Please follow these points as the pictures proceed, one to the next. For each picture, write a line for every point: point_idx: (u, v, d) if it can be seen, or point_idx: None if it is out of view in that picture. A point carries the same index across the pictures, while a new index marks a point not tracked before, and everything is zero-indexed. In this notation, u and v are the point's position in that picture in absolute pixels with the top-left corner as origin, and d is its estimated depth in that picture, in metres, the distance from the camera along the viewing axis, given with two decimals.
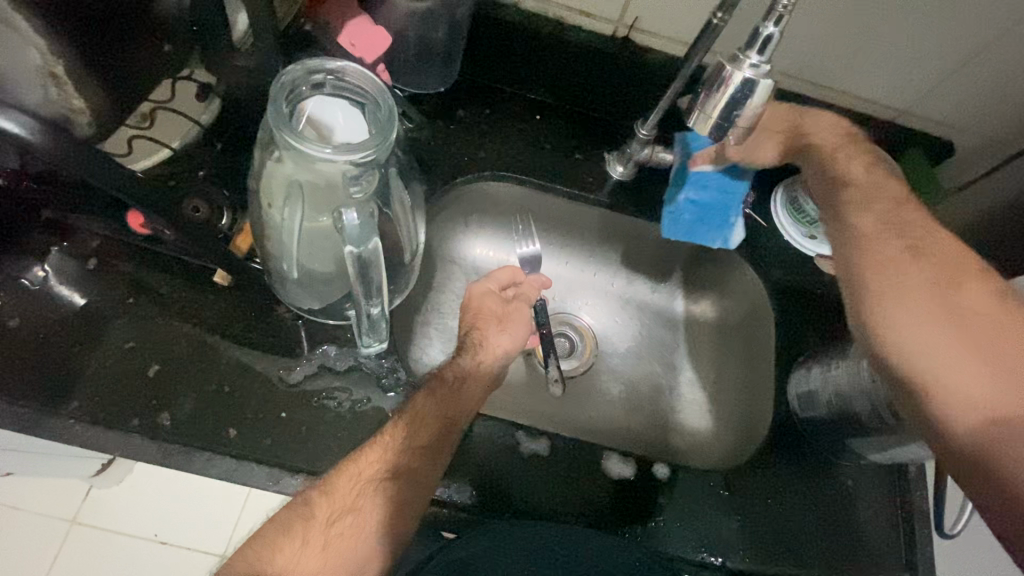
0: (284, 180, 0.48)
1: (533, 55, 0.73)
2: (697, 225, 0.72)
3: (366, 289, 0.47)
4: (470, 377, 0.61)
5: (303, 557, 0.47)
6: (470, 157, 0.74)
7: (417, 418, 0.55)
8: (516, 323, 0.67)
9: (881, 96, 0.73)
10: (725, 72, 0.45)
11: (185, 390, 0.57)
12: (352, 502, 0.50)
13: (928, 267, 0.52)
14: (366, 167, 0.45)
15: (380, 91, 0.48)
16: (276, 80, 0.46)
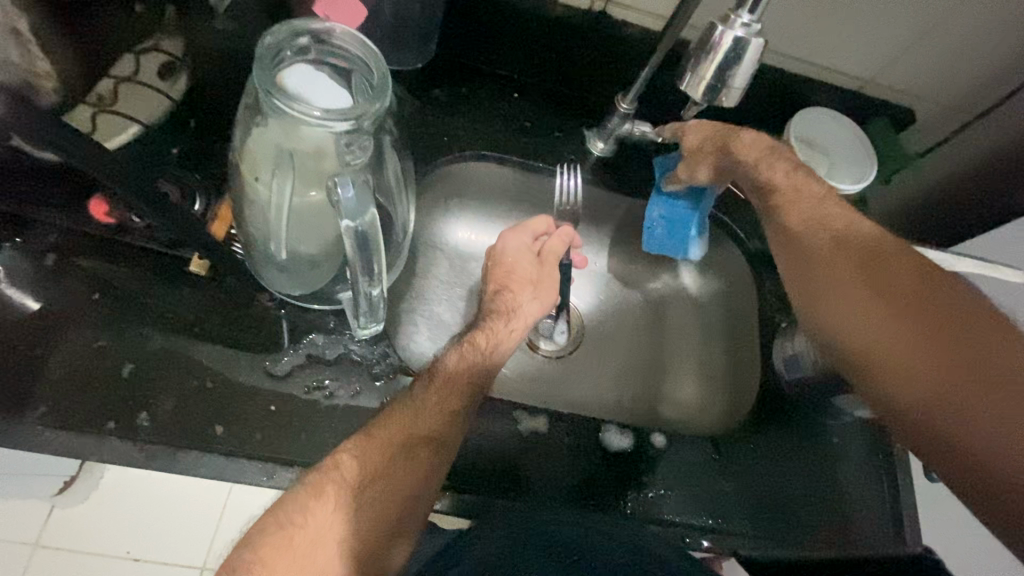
0: (270, 152, 0.46)
1: (513, 30, 0.72)
2: (671, 243, 0.73)
3: (365, 264, 0.45)
4: (500, 343, 0.62)
5: (334, 523, 0.47)
6: (451, 136, 0.73)
7: (449, 383, 0.56)
8: (548, 287, 0.69)
9: (852, 65, 0.74)
10: (716, 34, 0.45)
11: (165, 388, 0.54)
12: (383, 466, 0.50)
13: (852, 259, 0.57)
14: (359, 133, 0.44)
15: (372, 58, 0.46)
16: (259, 43, 0.44)
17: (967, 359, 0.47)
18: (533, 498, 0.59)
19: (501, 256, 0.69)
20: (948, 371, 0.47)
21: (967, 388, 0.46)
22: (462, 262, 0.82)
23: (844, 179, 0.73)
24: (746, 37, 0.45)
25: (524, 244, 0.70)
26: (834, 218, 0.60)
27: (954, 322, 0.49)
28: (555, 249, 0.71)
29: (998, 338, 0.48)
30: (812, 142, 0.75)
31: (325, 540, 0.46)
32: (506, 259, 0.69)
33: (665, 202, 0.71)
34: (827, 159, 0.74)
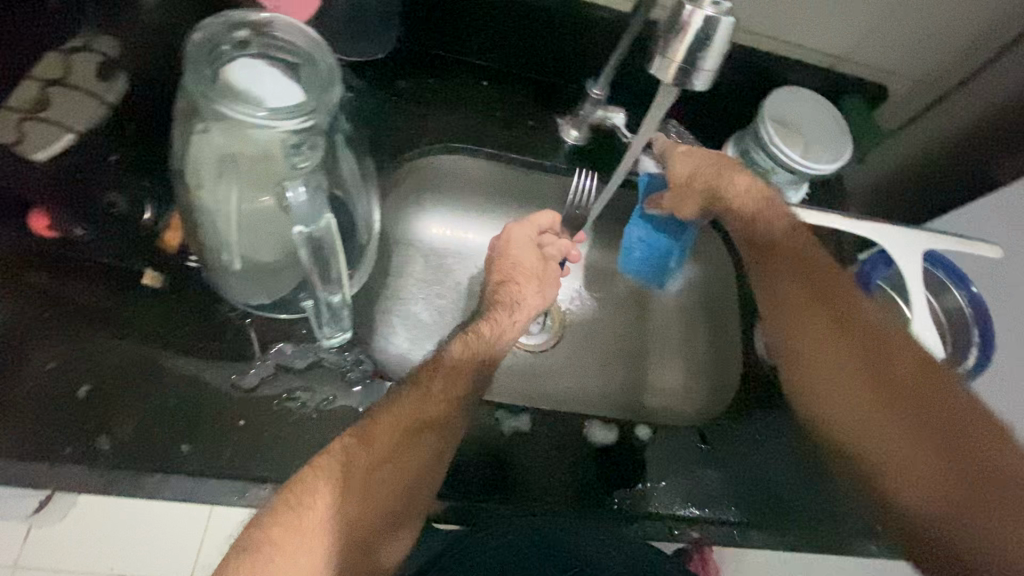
0: (213, 159, 0.43)
1: (477, 16, 0.70)
2: (644, 262, 0.72)
3: (321, 273, 0.43)
4: (504, 333, 0.63)
5: (342, 504, 0.47)
6: (419, 129, 0.70)
7: (457, 370, 0.56)
8: (550, 283, 0.71)
9: (824, 42, 0.73)
10: (686, 12, 0.43)
11: (125, 408, 0.51)
12: (390, 450, 0.51)
13: (853, 347, 0.58)
14: (307, 133, 0.41)
15: (315, 47, 0.44)
16: (191, 38, 0.41)
17: (963, 466, 0.51)
18: (520, 498, 0.58)
19: (507, 248, 0.69)
20: (946, 482, 0.51)
21: (963, 503, 0.50)
22: (438, 259, 0.80)
23: (822, 158, 0.72)
24: (716, 16, 0.44)
25: (529, 238, 0.71)
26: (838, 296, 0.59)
27: (953, 425, 0.52)
28: (556, 250, 0.72)
29: (994, 437, 0.51)
30: (787, 121, 0.74)
31: (330, 524, 0.46)
32: (511, 252, 0.69)
33: (643, 223, 0.69)
34: (802, 139, 0.73)
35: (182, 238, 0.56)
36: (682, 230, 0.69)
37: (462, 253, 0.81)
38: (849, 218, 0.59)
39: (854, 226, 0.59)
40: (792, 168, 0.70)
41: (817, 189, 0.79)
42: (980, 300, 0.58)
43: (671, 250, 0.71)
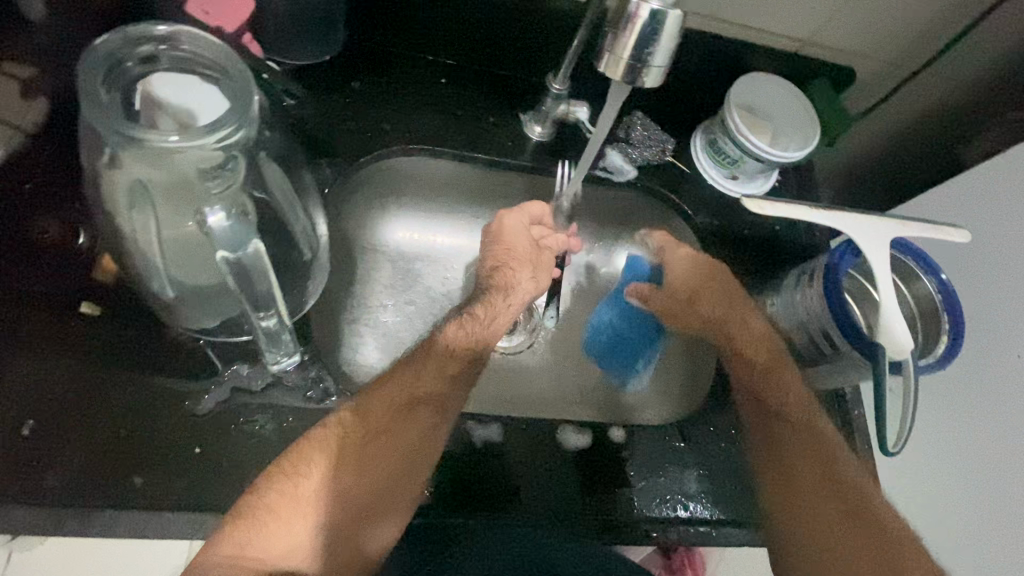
0: (128, 184, 0.41)
1: (425, 12, 0.67)
2: (610, 357, 0.76)
3: (254, 299, 0.41)
4: (499, 317, 0.63)
5: (339, 473, 0.50)
6: (374, 132, 0.67)
7: (451, 354, 0.58)
8: (545, 270, 0.69)
9: (788, 30, 0.70)
10: (632, 7, 0.42)
11: (72, 443, 0.49)
12: (385, 425, 0.53)
13: (862, 535, 0.55)
14: (227, 152, 0.39)
15: (226, 58, 0.41)
16: (87, 55, 0.38)
17: None
18: (496, 509, 0.56)
19: (499, 235, 0.67)
20: None
21: None
22: (405, 264, 0.78)
23: (789, 146, 0.72)
24: (662, 9, 0.42)
25: (522, 226, 0.68)
26: (845, 476, 0.59)
27: None
28: (551, 241, 0.70)
29: None
30: (755, 108, 0.73)
31: (325, 491, 0.49)
32: (503, 239, 0.67)
33: (617, 309, 0.76)
34: (769, 126, 0.72)
35: (117, 266, 0.53)
36: (655, 335, 0.75)
37: (430, 255, 0.79)
38: (818, 209, 0.56)
39: (823, 215, 0.56)
40: (760, 157, 0.69)
41: (787, 176, 0.77)
42: (950, 286, 0.57)
43: (638, 351, 0.75)
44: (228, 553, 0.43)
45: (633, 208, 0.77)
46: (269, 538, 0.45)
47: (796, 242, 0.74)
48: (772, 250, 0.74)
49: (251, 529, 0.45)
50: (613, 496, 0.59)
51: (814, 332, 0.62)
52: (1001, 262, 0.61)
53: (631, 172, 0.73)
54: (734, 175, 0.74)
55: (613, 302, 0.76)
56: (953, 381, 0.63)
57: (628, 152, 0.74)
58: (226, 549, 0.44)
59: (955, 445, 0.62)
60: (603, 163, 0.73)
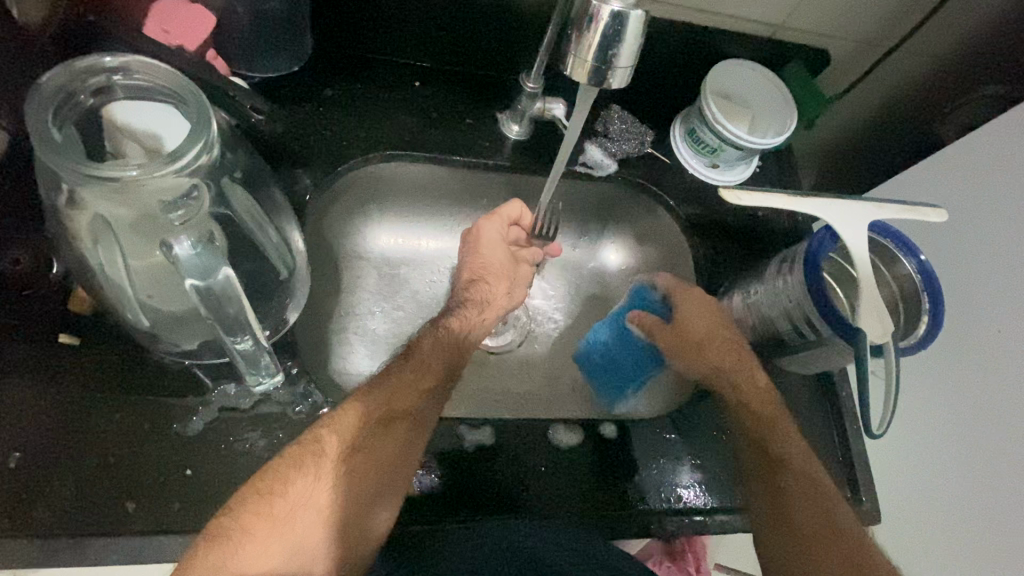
0: (93, 219, 0.41)
1: (390, 16, 0.66)
2: (603, 381, 0.73)
3: (227, 325, 0.42)
4: (474, 329, 0.65)
5: (315, 490, 0.49)
6: (349, 140, 0.66)
7: (425, 362, 0.59)
8: (521, 283, 0.70)
9: (760, 14, 0.70)
10: (593, 7, 0.41)
11: (59, 475, 0.49)
12: (356, 442, 0.52)
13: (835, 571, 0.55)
14: (189, 181, 0.39)
15: (178, 85, 0.41)
16: (37, 93, 0.37)
17: None
18: (491, 511, 0.56)
19: (477, 246, 0.68)
20: None
21: None
22: (391, 270, 0.77)
23: (768, 131, 0.72)
24: (624, 10, 0.42)
25: (499, 234, 0.69)
26: (824, 514, 0.58)
27: None
28: (528, 252, 0.72)
29: None
30: (732, 95, 0.73)
31: (301, 508, 0.48)
32: (480, 251, 0.68)
33: (616, 333, 0.71)
34: (748, 112, 0.72)
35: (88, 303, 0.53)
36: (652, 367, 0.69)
37: (415, 260, 0.78)
38: (788, 197, 0.56)
39: (800, 203, 0.56)
40: (739, 145, 0.69)
41: (766, 162, 0.77)
42: (929, 267, 0.58)
43: (633, 376, 0.70)
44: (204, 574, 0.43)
45: (615, 201, 0.77)
46: (246, 558, 0.45)
47: (779, 227, 0.75)
48: (754, 237, 0.74)
49: (224, 551, 0.44)
50: (612, 491, 0.60)
51: (795, 317, 0.61)
52: (981, 239, 0.62)
53: (610, 167, 0.73)
54: (714, 164, 0.74)
55: (611, 324, 0.71)
56: (937, 358, 0.64)
57: (607, 146, 0.73)
58: (200, 571, 0.43)
59: (943, 423, 0.62)
60: (583, 158, 0.73)
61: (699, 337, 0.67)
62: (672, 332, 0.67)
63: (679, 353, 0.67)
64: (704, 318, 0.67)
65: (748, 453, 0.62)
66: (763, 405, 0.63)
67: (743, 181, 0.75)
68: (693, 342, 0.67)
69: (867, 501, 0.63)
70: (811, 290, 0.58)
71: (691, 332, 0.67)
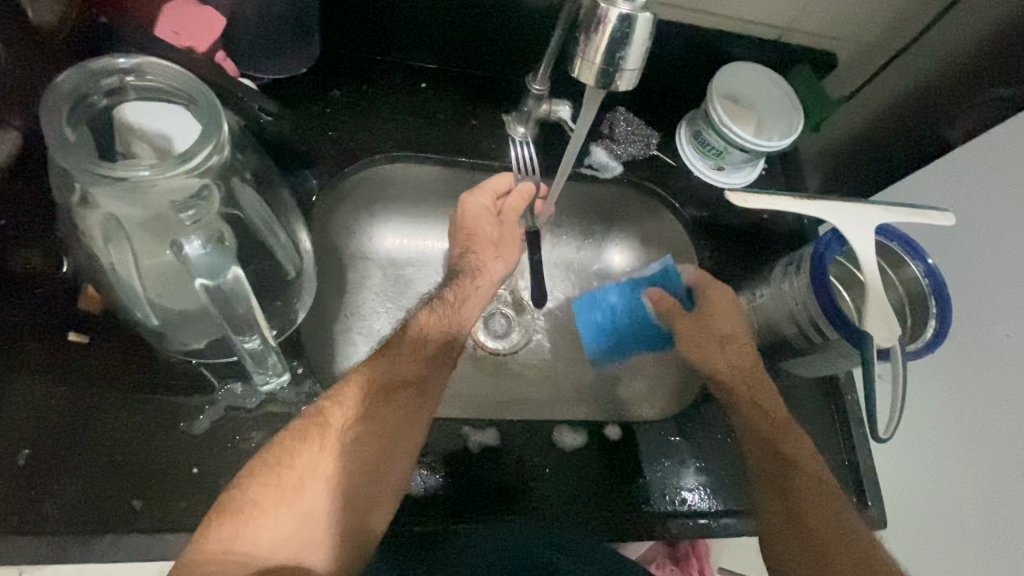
0: (104, 218, 0.41)
1: (395, 16, 0.66)
2: (596, 341, 0.75)
3: (237, 324, 0.42)
4: (468, 299, 0.65)
5: (322, 460, 0.49)
6: (356, 140, 0.67)
7: (424, 335, 0.59)
8: (509, 245, 0.71)
9: (767, 18, 0.70)
10: (601, 10, 0.41)
11: (68, 472, 0.49)
12: (364, 411, 0.53)
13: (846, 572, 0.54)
14: (196, 180, 0.39)
15: (192, 86, 0.41)
16: (51, 94, 0.38)
17: None
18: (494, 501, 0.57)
19: (463, 219, 0.68)
20: None
21: None
22: (397, 270, 0.78)
23: (774, 133, 0.72)
24: (633, 12, 0.42)
25: (487, 206, 0.69)
26: (835, 525, 0.57)
27: None
28: (514, 205, 0.69)
29: None
30: (738, 98, 0.73)
31: (310, 478, 0.48)
32: (467, 222, 0.68)
33: (628, 298, 0.74)
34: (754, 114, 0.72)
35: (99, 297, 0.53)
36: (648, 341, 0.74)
37: (421, 260, 0.78)
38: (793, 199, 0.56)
39: (804, 206, 0.56)
40: (745, 148, 0.69)
41: (772, 165, 0.77)
42: (936, 270, 0.57)
43: (626, 339, 0.74)
44: (216, 546, 0.43)
45: (621, 203, 0.77)
46: (257, 530, 0.45)
47: (784, 230, 0.74)
48: (760, 240, 0.74)
49: (239, 522, 0.45)
50: (616, 492, 0.60)
51: (801, 320, 0.61)
52: (991, 243, 0.62)
53: (616, 169, 0.73)
54: (720, 166, 0.74)
55: (627, 289, 0.74)
56: (943, 363, 0.64)
57: (612, 148, 0.73)
58: (213, 545, 0.43)
59: (952, 428, 0.62)
60: (588, 160, 0.73)
61: (722, 328, 0.68)
62: (691, 320, 0.70)
63: (690, 340, 0.69)
64: (729, 314, 0.68)
65: (757, 453, 0.62)
66: (768, 400, 0.63)
67: (748, 183, 0.75)
68: (716, 336, 0.68)
69: (872, 506, 0.63)
70: (817, 293, 0.58)
71: (714, 322, 0.68)
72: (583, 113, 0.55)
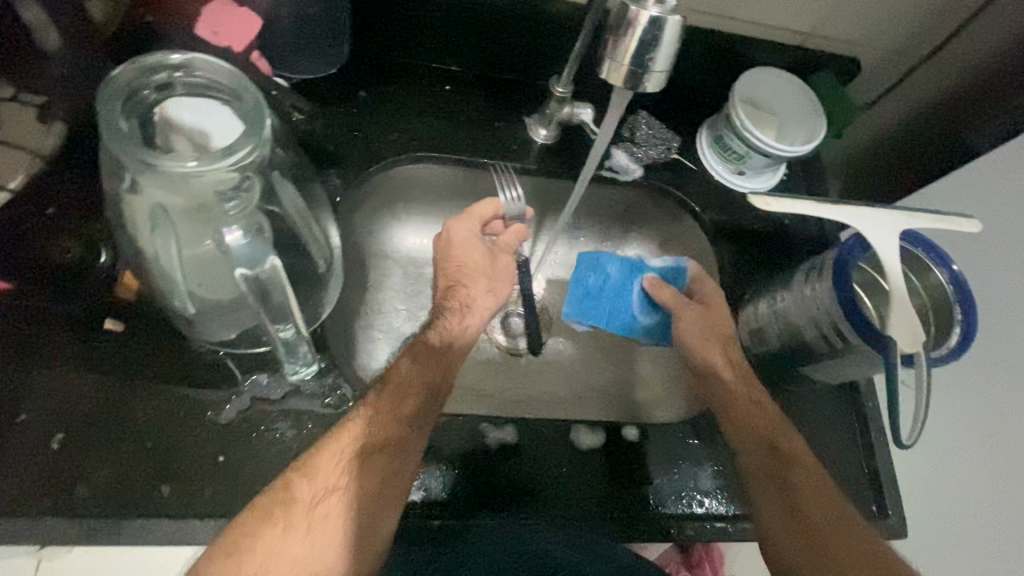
0: (148, 207, 0.42)
1: (421, 20, 0.67)
2: (577, 300, 0.75)
3: (271, 312, 0.43)
4: (457, 338, 0.63)
5: (285, 542, 0.47)
6: (381, 140, 0.68)
7: (404, 385, 0.57)
8: (501, 278, 0.69)
9: (790, 24, 0.70)
10: (631, 12, 0.42)
11: (99, 456, 0.50)
12: (334, 482, 0.51)
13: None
14: (241, 175, 0.41)
15: (239, 83, 0.43)
16: (105, 88, 0.39)
17: None
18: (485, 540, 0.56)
19: (449, 247, 0.67)
20: None
21: None
22: (416, 269, 0.79)
23: (796, 138, 0.72)
24: (662, 15, 0.42)
25: (470, 234, 0.68)
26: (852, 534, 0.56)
27: None
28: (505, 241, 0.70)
29: None
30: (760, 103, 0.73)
31: (271, 564, 0.47)
32: (453, 253, 0.67)
33: (626, 278, 0.75)
34: (775, 120, 0.72)
35: (138, 283, 0.54)
36: (621, 323, 0.74)
37: None
38: (814, 204, 0.56)
39: (828, 210, 0.56)
40: (766, 153, 0.69)
41: (793, 170, 0.77)
42: (961, 277, 0.57)
43: (604, 311, 0.75)
44: None
45: (639, 206, 0.78)
46: None
47: (805, 235, 0.74)
48: (780, 244, 0.74)
49: None
50: (628, 496, 0.60)
51: (823, 324, 0.60)
52: (1016, 249, 0.61)
53: (636, 172, 0.74)
54: (741, 171, 0.74)
55: (631, 271, 0.75)
56: (967, 370, 0.63)
57: (632, 151, 0.74)
58: None
59: (975, 435, 0.61)
60: (608, 162, 0.73)
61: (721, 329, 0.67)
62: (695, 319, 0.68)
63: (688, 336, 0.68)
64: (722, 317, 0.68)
65: (762, 500, 0.58)
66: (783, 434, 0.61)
67: (769, 188, 0.75)
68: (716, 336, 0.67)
69: (891, 514, 0.62)
70: (839, 298, 0.58)
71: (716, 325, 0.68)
72: (608, 114, 0.56)
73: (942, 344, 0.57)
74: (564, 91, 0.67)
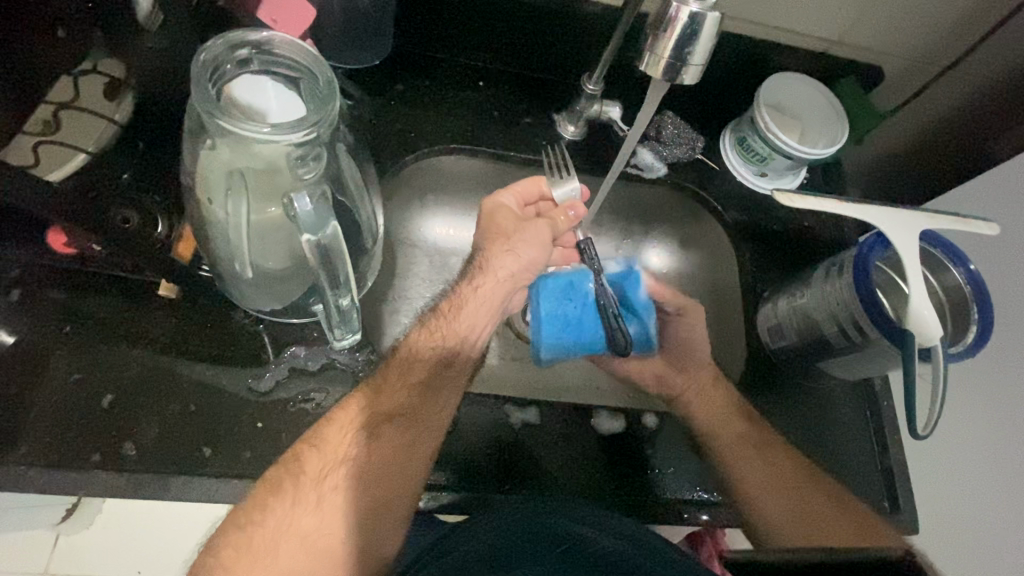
0: (223, 171, 0.45)
1: (460, 17, 0.70)
2: (560, 333, 0.70)
3: (331, 278, 0.46)
4: (467, 305, 0.61)
5: (293, 515, 0.49)
6: (417, 131, 0.71)
7: (414, 357, 0.57)
8: (534, 244, 0.65)
9: (818, 30, 0.73)
10: (672, 9, 0.45)
11: (148, 416, 0.53)
12: (344, 454, 0.52)
13: None
14: (309, 145, 0.44)
15: (313, 63, 0.46)
16: (196, 59, 0.43)
17: None
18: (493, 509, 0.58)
19: (486, 218, 0.66)
20: None
21: None
22: (441, 259, 0.81)
23: (819, 142, 0.73)
24: (703, 11, 0.45)
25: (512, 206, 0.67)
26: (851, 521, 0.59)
27: None
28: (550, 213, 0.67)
29: None
30: (783, 107, 0.75)
31: (283, 539, 0.48)
32: (489, 224, 0.65)
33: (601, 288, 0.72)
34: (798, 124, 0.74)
35: (195, 249, 0.56)
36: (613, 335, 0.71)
37: (464, 249, 0.81)
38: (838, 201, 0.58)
39: (851, 208, 0.58)
40: (789, 155, 0.71)
41: (814, 174, 0.79)
42: (978, 276, 0.59)
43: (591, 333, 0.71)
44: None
45: (661, 204, 0.80)
46: None
47: (825, 237, 0.76)
48: (800, 245, 0.76)
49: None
50: (643, 480, 0.61)
51: (841, 319, 0.62)
52: None
53: (660, 170, 0.76)
54: (763, 172, 0.76)
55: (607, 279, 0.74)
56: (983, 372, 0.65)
57: (657, 150, 0.76)
58: None
59: (990, 436, 0.62)
60: (635, 160, 0.76)
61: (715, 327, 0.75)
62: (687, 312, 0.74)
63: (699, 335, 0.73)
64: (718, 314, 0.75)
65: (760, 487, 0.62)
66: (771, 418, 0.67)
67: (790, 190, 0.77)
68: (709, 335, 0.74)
69: (903, 511, 0.63)
70: (859, 292, 0.59)
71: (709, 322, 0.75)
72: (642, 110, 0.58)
73: (960, 342, 0.59)
74: (595, 89, 0.70)
